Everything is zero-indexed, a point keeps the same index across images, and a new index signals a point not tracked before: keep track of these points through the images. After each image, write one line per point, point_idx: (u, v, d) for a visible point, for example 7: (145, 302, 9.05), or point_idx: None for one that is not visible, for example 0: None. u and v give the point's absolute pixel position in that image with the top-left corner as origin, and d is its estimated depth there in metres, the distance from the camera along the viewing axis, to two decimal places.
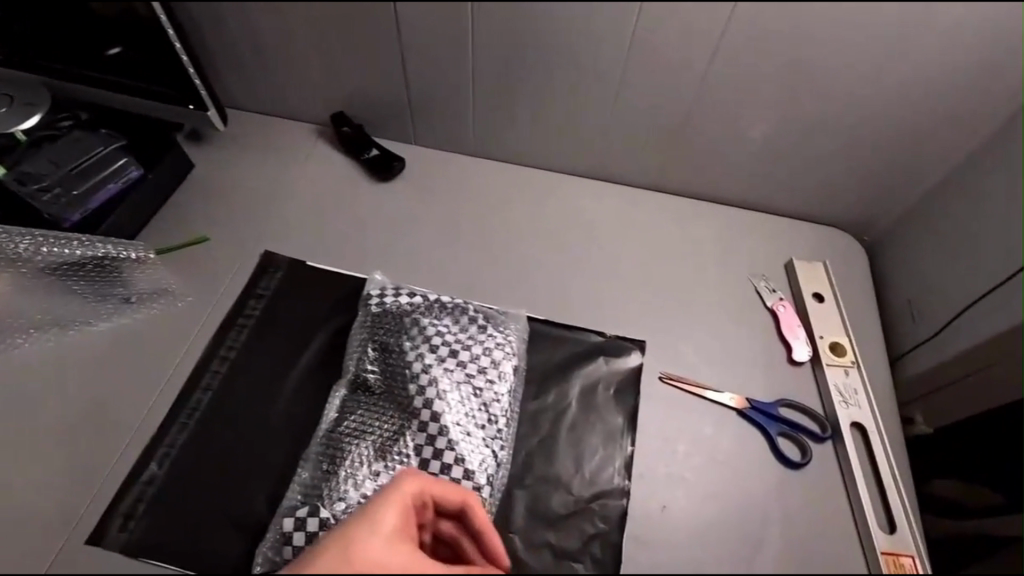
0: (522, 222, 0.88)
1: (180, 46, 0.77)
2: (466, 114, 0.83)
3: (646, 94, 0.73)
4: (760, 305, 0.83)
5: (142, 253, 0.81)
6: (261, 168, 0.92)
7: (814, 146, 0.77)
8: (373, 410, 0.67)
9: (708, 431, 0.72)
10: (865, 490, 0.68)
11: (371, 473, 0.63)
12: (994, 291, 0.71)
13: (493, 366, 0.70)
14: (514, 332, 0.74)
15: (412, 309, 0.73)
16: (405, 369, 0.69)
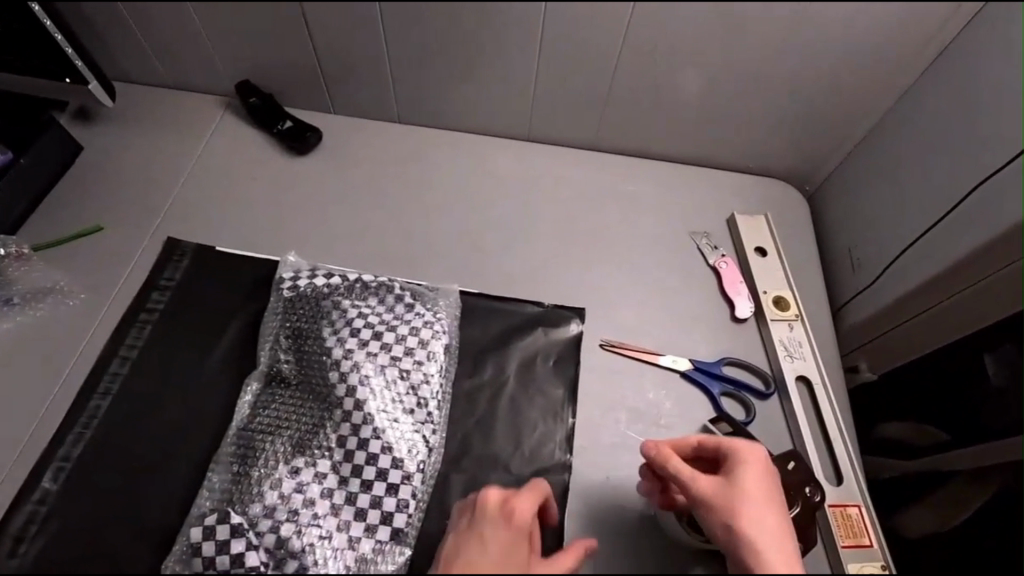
0: (452, 190, 0.83)
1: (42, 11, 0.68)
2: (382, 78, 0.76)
3: (568, 53, 0.68)
4: (702, 263, 0.81)
5: (17, 249, 0.73)
6: (161, 146, 0.83)
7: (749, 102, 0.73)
8: (291, 403, 0.62)
9: (652, 395, 0.70)
10: (810, 442, 0.67)
11: (288, 470, 0.57)
12: (929, 236, 0.70)
13: (422, 345, 0.66)
14: (444, 309, 0.70)
15: (329, 291, 0.67)
16: (324, 357, 0.63)
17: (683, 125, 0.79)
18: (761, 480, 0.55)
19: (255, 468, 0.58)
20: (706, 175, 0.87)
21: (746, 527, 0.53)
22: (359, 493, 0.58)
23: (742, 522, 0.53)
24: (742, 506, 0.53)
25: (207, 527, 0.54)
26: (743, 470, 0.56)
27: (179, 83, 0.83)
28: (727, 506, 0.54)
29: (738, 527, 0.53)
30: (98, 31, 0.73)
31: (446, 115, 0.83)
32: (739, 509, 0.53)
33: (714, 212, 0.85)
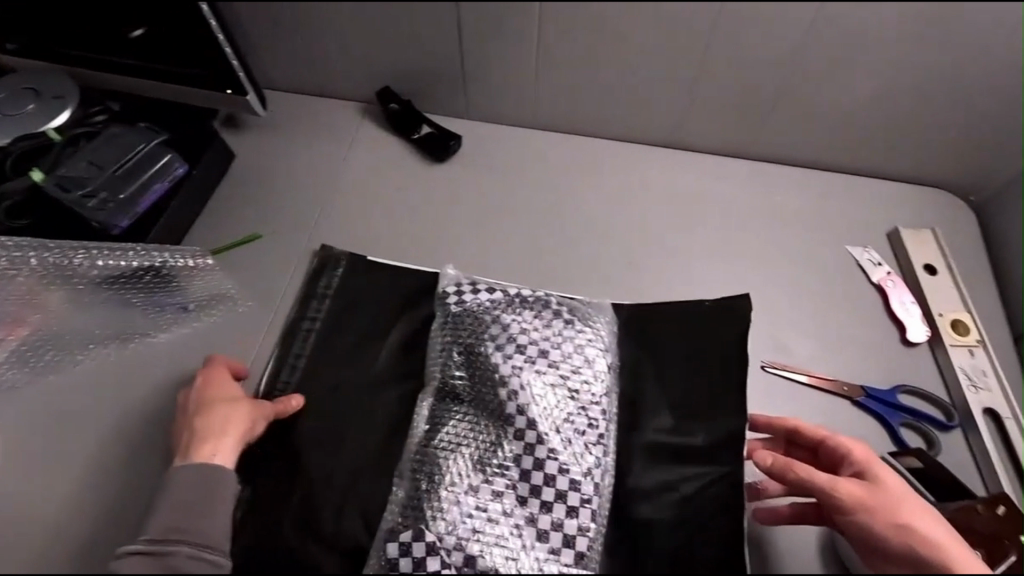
0: (585, 201, 0.85)
1: (211, 14, 0.69)
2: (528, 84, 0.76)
3: (727, 70, 0.66)
4: (865, 281, 0.77)
5: (200, 259, 0.76)
6: (308, 154, 0.87)
7: (924, 116, 0.68)
8: (465, 419, 0.62)
9: (819, 421, 0.67)
10: (1007, 481, 0.62)
11: (469, 487, 0.59)
12: None
13: (588, 364, 0.64)
14: (604, 326, 0.68)
15: (490, 306, 0.67)
16: (493, 374, 0.63)
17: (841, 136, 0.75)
18: (887, 470, 0.56)
19: (438, 486, 0.59)
20: (857, 189, 0.83)
21: (912, 523, 0.52)
22: (540, 514, 0.58)
23: (906, 518, 0.52)
24: (896, 500, 0.53)
25: (403, 544, 0.56)
26: (875, 467, 0.55)
27: (322, 90, 0.86)
28: (884, 506, 0.52)
29: (906, 523, 0.52)
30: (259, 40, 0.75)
31: (587, 124, 0.84)
32: (899, 505, 0.53)
33: (868, 226, 0.81)
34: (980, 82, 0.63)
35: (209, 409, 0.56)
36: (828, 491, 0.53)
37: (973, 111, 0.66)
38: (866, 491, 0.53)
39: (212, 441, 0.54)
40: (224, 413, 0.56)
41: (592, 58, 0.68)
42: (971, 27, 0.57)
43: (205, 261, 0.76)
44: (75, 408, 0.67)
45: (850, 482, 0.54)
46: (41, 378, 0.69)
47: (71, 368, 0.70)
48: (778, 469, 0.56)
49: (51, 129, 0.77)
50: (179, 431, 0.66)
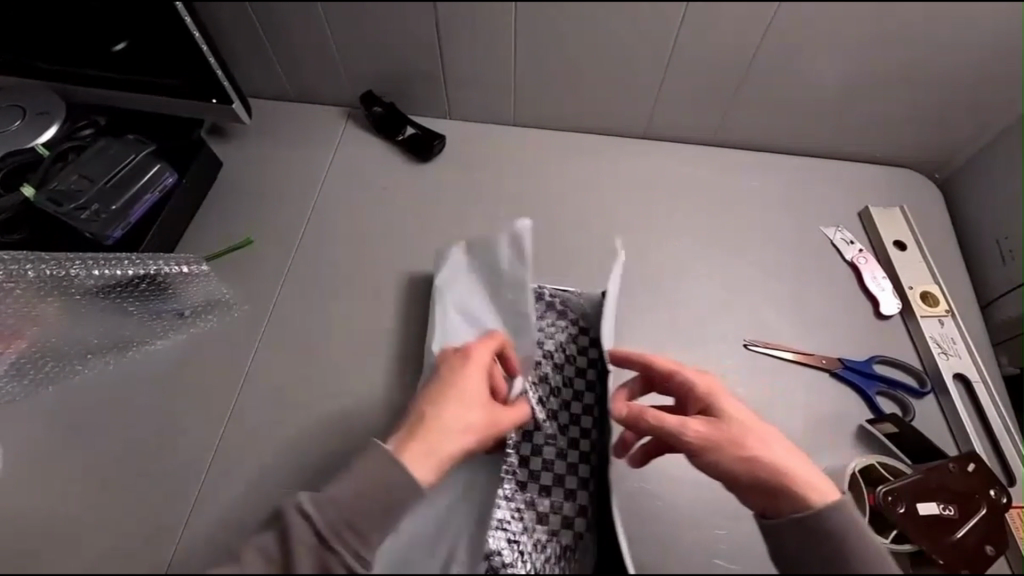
0: (566, 193, 0.88)
1: (191, 21, 0.70)
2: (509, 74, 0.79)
3: (694, 58, 0.70)
4: (839, 259, 0.80)
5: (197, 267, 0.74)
6: (296, 159, 0.88)
7: (884, 94, 0.72)
8: None
9: (800, 394, 0.70)
10: (978, 441, 0.66)
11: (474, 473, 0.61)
12: None
13: (584, 352, 0.67)
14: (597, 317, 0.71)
15: (484, 303, 0.69)
16: None
17: (809, 116, 0.79)
18: (735, 403, 0.59)
19: None
20: (828, 171, 0.87)
21: (757, 451, 0.54)
22: (539, 497, 0.60)
23: (749, 448, 0.55)
24: (738, 430, 0.56)
25: None
26: (723, 406, 0.58)
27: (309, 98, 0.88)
28: (723, 440, 0.55)
29: (743, 454, 0.54)
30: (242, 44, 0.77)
31: (568, 117, 0.87)
32: (743, 435, 0.55)
33: (840, 207, 0.84)
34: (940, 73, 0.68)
35: (439, 423, 0.52)
36: (677, 433, 0.57)
37: (930, 91, 0.70)
38: (709, 426, 0.56)
39: (428, 458, 0.50)
40: (453, 436, 0.52)
41: (573, 48, 0.71)
42: (930, 20, 0.62)
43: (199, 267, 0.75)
44: (76, 417, 0.69)
45: (697, 421, 0.57)
46: (42, 390, 0.70)
47: (70, 378, 0.71)
48: (632, 415, 0.58)
49: (41, 145, 0.79)
50: (181, 435, 0.68)
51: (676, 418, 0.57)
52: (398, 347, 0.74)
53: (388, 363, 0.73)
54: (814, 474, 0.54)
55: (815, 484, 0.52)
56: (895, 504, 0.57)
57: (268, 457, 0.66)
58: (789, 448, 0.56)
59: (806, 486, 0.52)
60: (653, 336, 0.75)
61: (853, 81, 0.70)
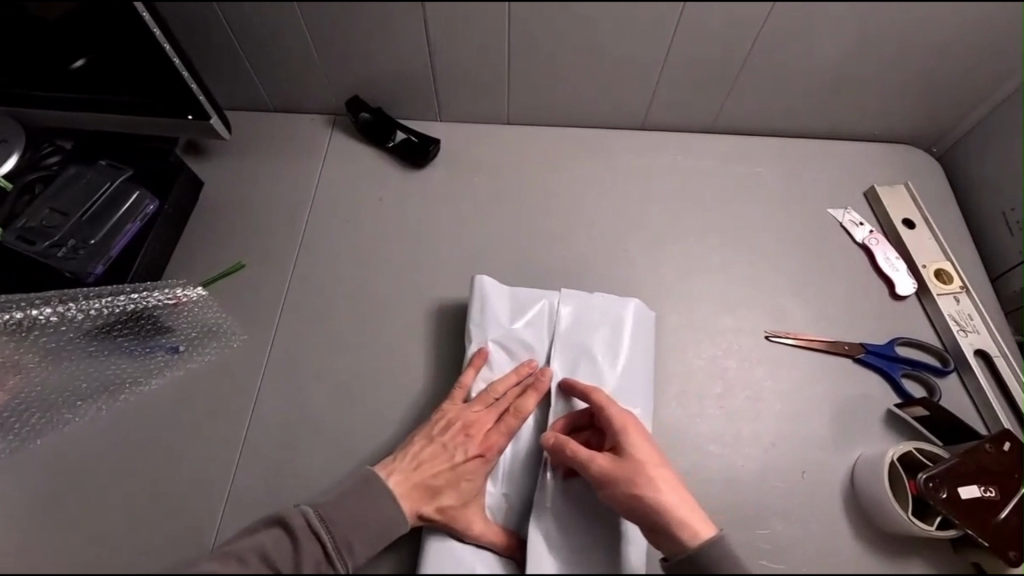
0: (568, 190, 0.84)
1: (160, 33, 0.65)
2: (503, 66, 0.76)
3: (692, 36, 0.69)
4: (850, 242, 0.79)
5: (183, 294, 0.73)
6: (281, 172, 0.83)
7: (883, 68, 0.71)
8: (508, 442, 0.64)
9: (826, 383, 0.69)
10: (1004, 416, 0.66)
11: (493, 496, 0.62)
12: None
13: (620, 364, 0.67)
14: (632, 337, 0.68)
15: (518, 323, 0.69)
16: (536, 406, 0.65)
17: (812, 96, 0.77)
18: (646, 440, 0.59)
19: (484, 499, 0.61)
20: (831, 151, 0.86)
21: (648, 491, 0.55)
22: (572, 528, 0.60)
23: (644, 488, 0.55)
24: (638, 470, 0.56)
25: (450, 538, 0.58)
26: (630, 440, 0.58)
27: (291, 104, 0.85)
28: (626, 477, 0.55)
29: (639, 493, 0.55)
30: (215, 36, 0.74)
31: (562, 109, 0.84)
32: (642, 475, 0.55)
33: (846, 188, 0.83)
34: (934, 38, 0.67)
35: (413, 461, 0.60)
36: (584, 465, 0.57)
37: (927, 62, 0.70)
38: (610, 463, 0.56)
39: (418, 494, 0.58)
40: (437, 473, 0.59)
41: (569, 32, 0.70)
42: None
43: (194, 291, 0.73)
44: (71, 470, 0.64)
45: (605, 456, 0.57)
46: (28, 444, 0.65)
47: (59, 430, 0.65)
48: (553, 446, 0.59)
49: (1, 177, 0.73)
50: (190, 480, 0.63)
51: (584, 453, 0.57)
52: (411, 367, 0.71)
53: (402, 385, 0.70)
54: (695, 517, 0.54)
55: (692, 527, 0.53)
56: (937, 489, 0.56)
57: (287, 496, 0.63)
58: (680, 491, 0.56)
59: (680, 529, 0.53)
60: (672, 335, 0.73)
61: (854, 53, 0.69)
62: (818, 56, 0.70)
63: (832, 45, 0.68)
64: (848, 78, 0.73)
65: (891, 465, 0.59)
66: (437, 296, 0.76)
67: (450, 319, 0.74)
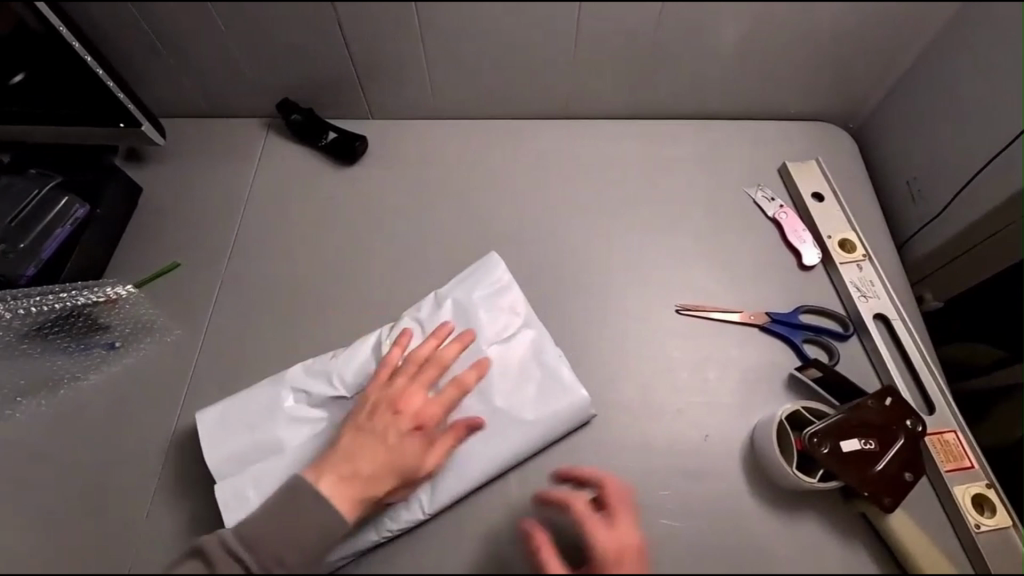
0: (495, 178, 0.86)
1: (79, 46, 0.69)
2: (418, 57, 0.79)
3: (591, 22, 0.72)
4: (761, 217, 0.82)
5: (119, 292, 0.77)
6: (217, 174, 0.87)
7: (780, 47, 0.74)
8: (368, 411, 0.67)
9: (734, 352, 0.72)
10: (897, 374, 0.69)
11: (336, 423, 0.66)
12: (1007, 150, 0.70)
13: (523, 382, 0.69)
14: (547, 359, 0.70)
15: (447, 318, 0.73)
16: None
17: (721, 75, 0.80)
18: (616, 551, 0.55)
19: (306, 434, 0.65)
20: (749, 129, 0.88)
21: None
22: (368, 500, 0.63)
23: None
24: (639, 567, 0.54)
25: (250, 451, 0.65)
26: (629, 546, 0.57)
27: (225, 108, 0.88)
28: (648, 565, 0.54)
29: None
30: (142, 45, 0.77)
31: (482, 98, 0.86)
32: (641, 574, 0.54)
33: (763, 165, 0.86)
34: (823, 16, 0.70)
35: (339, 455, 0.59)
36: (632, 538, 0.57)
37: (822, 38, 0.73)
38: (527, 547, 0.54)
39: (357, 487, 0.58)
40: (372, 461, 0.59)
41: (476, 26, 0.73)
42: None
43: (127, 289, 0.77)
44: (13, 464, 0.68)
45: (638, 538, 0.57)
46: None
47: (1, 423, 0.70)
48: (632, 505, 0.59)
49: None
50: (122, 467, 0.67)
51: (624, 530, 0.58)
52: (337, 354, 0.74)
53: None
54: None
55: None
56: (820, 445, 0.59)
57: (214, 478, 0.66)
58: None
59: None
60: (590, 313, 0.76)
61: (750, 33, 0.72)
62: (714, 38, 0.73)
63: (727, 26, 0.72)
64: (748, 57, 0.76)
65: (783, 425, 0.63)
66: (364, 285, 0.79)
67: (376, 307, 0.77)
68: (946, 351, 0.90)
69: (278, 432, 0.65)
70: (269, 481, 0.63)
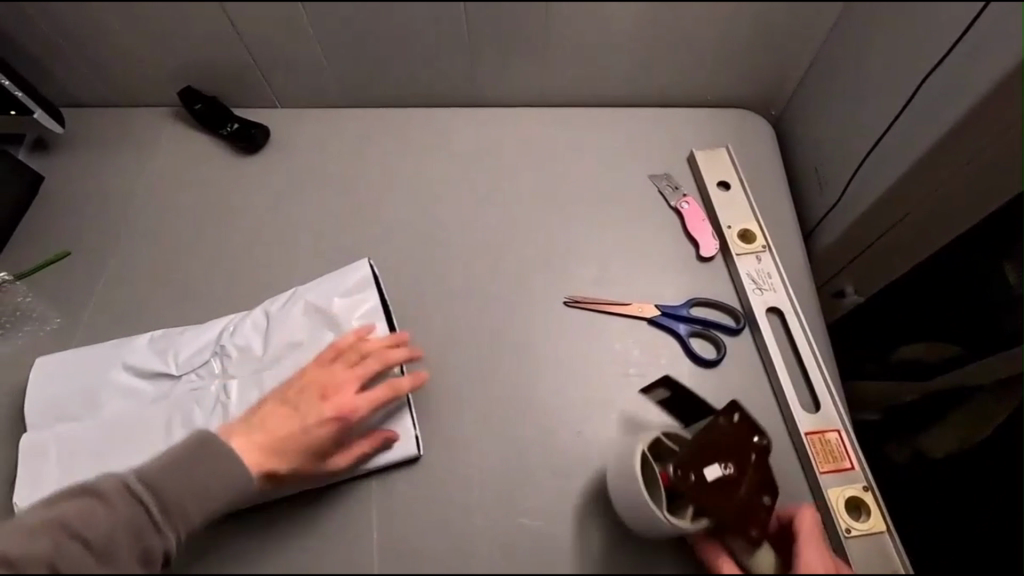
0: (397, 166, 0.83)
1: None
2: (313, 46, 0.77)
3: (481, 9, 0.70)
4: (664, 207, 0.79)
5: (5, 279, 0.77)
6: (118, 163, 0.86)
7: (678, 32, 0.71)
8: (181, 400, 0.62)
9: (619, 347, 0.69)
10: (785, 370, 0.66)
11: (150, 398, 0.63)
12: (899, 122, 0.67)
13: None
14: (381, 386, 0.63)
15: (293, 319, 0.65)
16: (227, 400, 0.62)
17: (624, 62, 0.77)
18: None
19: (114, 407, 0.62)
20: (662, 117, 0.85)
21: None
22: None
23: None
24: None
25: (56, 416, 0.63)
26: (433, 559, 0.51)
27: (129, 97, 0.87)
28: None
29: None
30: (31, 31, 0.77)
31: (387, 87, 0.84)
32: None
33: (673, 154, 0.82)
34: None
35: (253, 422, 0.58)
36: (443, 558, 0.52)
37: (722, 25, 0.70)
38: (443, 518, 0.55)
39: (266, 450, 0.57)
40: (281, 426, 0.57)
41: (363, 12, 0.71)
42: None
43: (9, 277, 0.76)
44: None
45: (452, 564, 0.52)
46: None
47: None
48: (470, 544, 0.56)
49: None
50: None
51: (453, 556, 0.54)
52: None
53: None
54: None
55: None
56: (685, 476, 0.56)
57: None
58: None
59: None
60: (477, 307, 0.73)
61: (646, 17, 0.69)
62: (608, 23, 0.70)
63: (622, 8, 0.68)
64: (648, 43, 0.73)
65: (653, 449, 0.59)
66: (251, 275, 0.77)
67: (261, 297, 0.76)
68: (896, 352, 0.86)
69: (97, 397, 0.63)
70: (70, 447, 0.60)
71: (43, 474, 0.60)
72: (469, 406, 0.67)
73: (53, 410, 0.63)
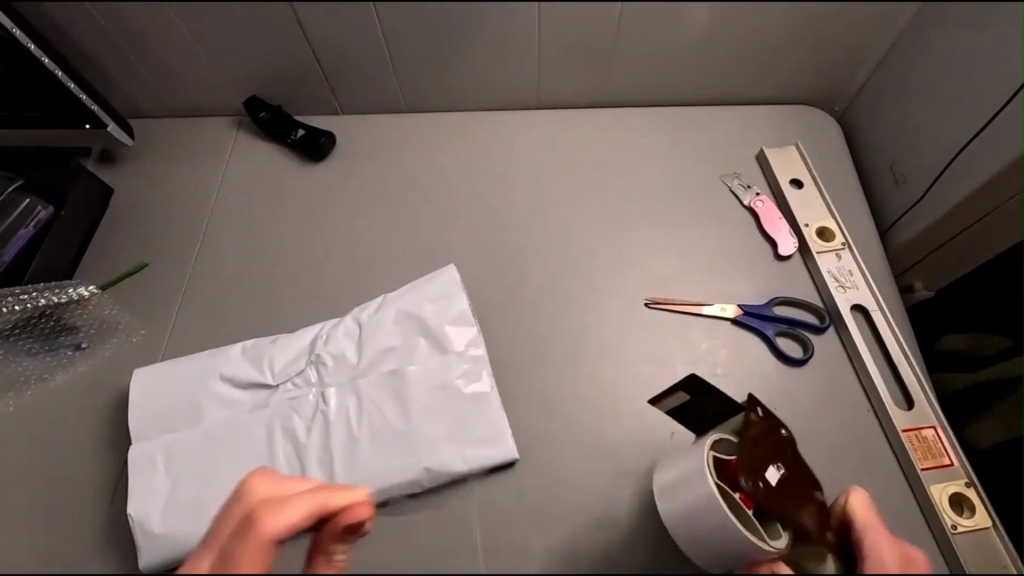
0: (465, 171, 0.84)
1: (36, 48, 0.70)
2: (384, 54, 0.77)
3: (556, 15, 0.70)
4: (737, 206, 0.79)
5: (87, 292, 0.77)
6: (186, 174, 0.86)
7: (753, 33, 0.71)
8: (282, 407, 0.63)
9: (705, 347, 0.70)
10: (875, 367, 0.67)
11: (250, 407, 0.64)
12: (991, 122, 0.66)
13: (445, 408, 0.63)
14: (474, 388, 0.64)
15: (385, 326, 0.67)
16: (326, 404, 0.63)
17: (693, 64, 0.77)
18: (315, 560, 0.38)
19: (216, 416, 0.63)
20: (727, 115, 0.85)
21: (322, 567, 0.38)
22: None
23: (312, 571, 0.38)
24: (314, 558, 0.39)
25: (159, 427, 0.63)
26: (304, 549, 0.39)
27: (194, 109, 0.88)
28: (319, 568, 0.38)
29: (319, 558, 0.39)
30: (105, 47, 0.77)
31: (453, 93, 0.84)
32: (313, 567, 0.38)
33: (742, 152, 0.82)
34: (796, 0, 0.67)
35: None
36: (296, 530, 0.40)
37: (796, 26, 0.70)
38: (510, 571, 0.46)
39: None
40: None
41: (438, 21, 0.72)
42: None
43: (94, 290, 0.77)
44: None
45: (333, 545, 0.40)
46: None
47: None
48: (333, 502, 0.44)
49: None
50: (82, 467, 0.67)
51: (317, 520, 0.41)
52: None
53: None
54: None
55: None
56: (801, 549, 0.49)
57: None
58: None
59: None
60: (558, 309, 0.73)
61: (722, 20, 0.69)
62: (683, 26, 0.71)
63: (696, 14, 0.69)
64: (721, 44, 0.73)
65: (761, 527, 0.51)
66: (328, 282, 0.77)
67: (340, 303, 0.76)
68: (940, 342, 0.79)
69: (197, 408, 0.64)
70: (178, 457, 0.61)
71: (151, 484, 0.61)
72: (561, 410, 0.67)
73: (156, 421, 0.64)
